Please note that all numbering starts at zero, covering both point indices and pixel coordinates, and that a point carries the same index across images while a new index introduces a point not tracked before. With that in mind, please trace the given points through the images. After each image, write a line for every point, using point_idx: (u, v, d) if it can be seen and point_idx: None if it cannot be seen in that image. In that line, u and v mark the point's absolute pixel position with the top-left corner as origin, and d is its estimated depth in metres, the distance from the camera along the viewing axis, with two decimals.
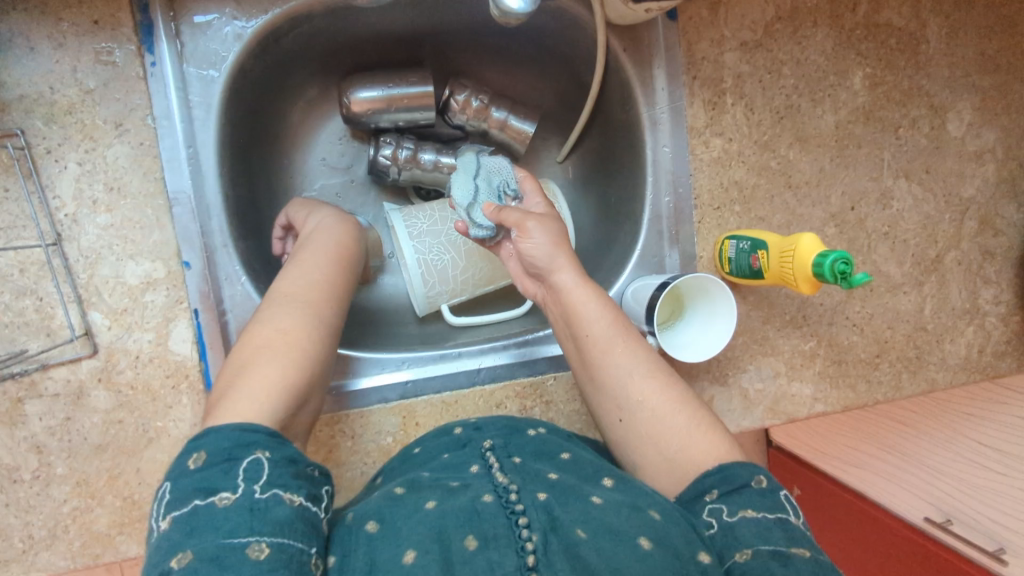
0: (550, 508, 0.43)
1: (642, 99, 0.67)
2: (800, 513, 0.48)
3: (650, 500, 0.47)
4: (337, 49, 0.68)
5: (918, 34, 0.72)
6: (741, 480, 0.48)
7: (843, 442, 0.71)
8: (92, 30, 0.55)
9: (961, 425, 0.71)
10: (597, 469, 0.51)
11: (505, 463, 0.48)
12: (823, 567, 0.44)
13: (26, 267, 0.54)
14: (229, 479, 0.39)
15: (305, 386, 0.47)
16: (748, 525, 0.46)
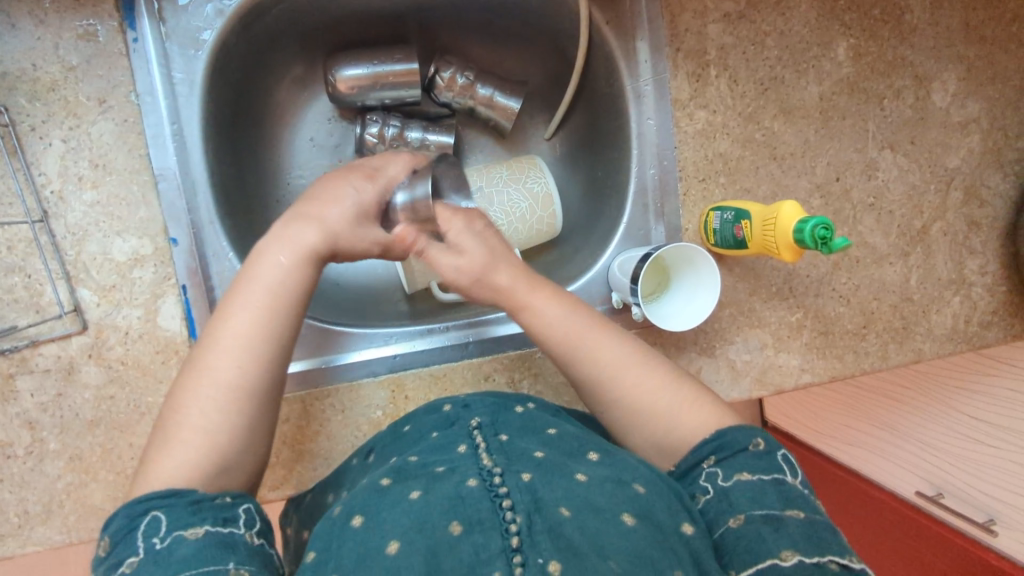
0: (533, 488, 0.45)
1: (626, 72, 0.68)
2: (797, 471, 0.50)
3: (635, 472, 0.49)
4: (322, 23, 0.68)
5: (902, 4, 0.72)
6: (738, 445, 0.50)
7: None
8: (73, 6, 0.56)
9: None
10: (582, 444, 0.53)
11: (491, 443, 0.50)
12: (816, 526, 0.46)
13: (13, 245, 0.56)
14: (130, 546, 0.40)
15: (251, 429, 0.47)
16: (742, 490, 0.48)
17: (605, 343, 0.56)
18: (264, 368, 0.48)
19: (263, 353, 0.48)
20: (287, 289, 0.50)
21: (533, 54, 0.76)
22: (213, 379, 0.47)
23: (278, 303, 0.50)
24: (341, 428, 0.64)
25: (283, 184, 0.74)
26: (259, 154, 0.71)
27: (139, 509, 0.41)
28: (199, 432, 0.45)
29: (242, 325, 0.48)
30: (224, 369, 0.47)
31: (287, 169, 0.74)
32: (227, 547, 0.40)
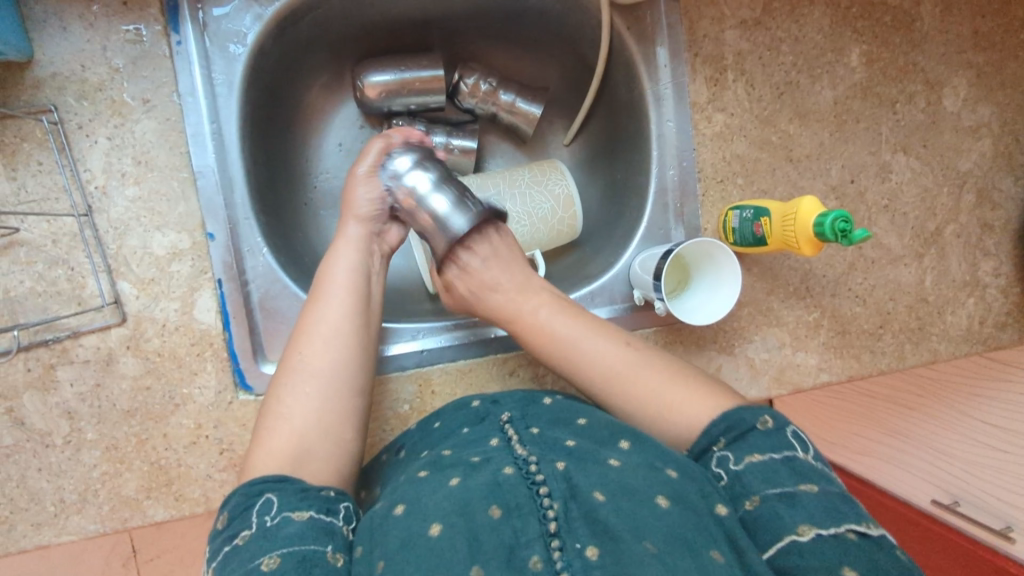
0: (568, 476, 0.46)
1: (646, 76, 0.70)
2: (807, 447, 0.51)
3: (667, 458, 0.49)
4: (352, 29, 0.70)
5: (912, 12, 0.74)
6: (744, 425, 0.51)
7: (854, 431, 0.79)
8: (121, 11, 0.58)
9: (965, 403, 0.75)
10: (613, 432, 0.53)
11: (524, 435, 0.52)
12: (830, 498, 0.47)
13: (58, 239, 0.58)
14: (246, 520, 0.47)
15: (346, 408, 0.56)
16: (753, 471, 0.49)
17: (599, 349, 0.60)
18: (344, 356, 0.57)
19: (342, 341, 0.57)
20: (358, 287, 0.60)
21: (553, 62, 0.79)
22: (303, 366, 0.56)
23: (351, 299, 0.59)
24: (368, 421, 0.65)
25: (311, 186, 0.76)
26: (289, 156, 0.73)
27: (256, 489, 0.49)
28: (299, 412, 0.54)
29: (330, 318, 0.58)
30: (310, 358, 0.56)
31: (314, 172, 0.76)
32: (326, 533, 0.47)
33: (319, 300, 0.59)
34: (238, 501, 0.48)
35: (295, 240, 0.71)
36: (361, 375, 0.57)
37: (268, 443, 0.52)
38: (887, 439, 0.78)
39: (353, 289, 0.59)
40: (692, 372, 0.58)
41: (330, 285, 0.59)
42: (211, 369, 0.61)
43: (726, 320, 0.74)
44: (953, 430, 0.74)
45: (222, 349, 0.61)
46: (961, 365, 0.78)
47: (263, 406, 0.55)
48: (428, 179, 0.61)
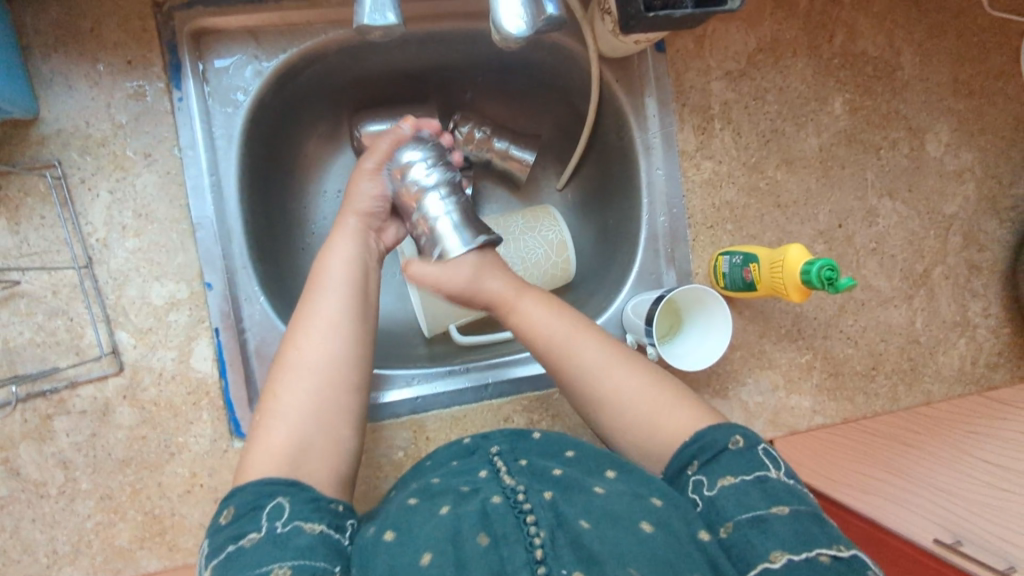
0: (556, 505, 0.48)
1: (635, 125, 0.72)
2: (779, 463, 0.52)
3: (651, 487, 0.51)
4: (349, 82, 0.73)
5: (893, 61, 0.77)
6: (717, 445, 0.53)
7: (848, 465, 0.73)
8: (125, 69, 0.60)
9: (962, 442, 0.72)
10: (601, 462, 0.55)
11: (512, 466, 0.53)
12: (800, 520, 0.47)
13: (58, 289, 0.59)
14: (255, 522, 0.48)
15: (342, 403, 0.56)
16: (727, 495, 0.50)
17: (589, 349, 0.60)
18: (339, 348, 0.57)
19: (337, 334, 0.57)
20: (353, 279, 0.60)
21: (546, 112, 0.81)
22: (296, 358, 0.56)
23: (347, 288, 0.59)
24: (363, 469, 0.65)
25: (309, 232, 0.77)
26: (287, 204, 0.75)
27: (266, 490, 0.49)
28: (294, 407, 0.54)
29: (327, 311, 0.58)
30: (304, 349, 0.56)
31: (311, 219, 0.77)
32: (335, 551, 0.47)
33: (315, 294, 0.59)
34: (244, 502, 0.49)
35: (292, 287, 0.72)
36: (358, 368, 0.57)
37: (264, 442, 0.53)
38: (887, 476, 0.71)
39: (347, 281, 0.59)
40: (673, 382, 0.60)
41: (325, 279, 0.59)
42: (207, 417, 0.61)
43: (719, 363, 0.74)
44: (950, 468, 0.70)
45: (218, 397, 0.61)
46: (961, 405, 0.77)
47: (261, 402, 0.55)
48: (436, 194, 0.63)
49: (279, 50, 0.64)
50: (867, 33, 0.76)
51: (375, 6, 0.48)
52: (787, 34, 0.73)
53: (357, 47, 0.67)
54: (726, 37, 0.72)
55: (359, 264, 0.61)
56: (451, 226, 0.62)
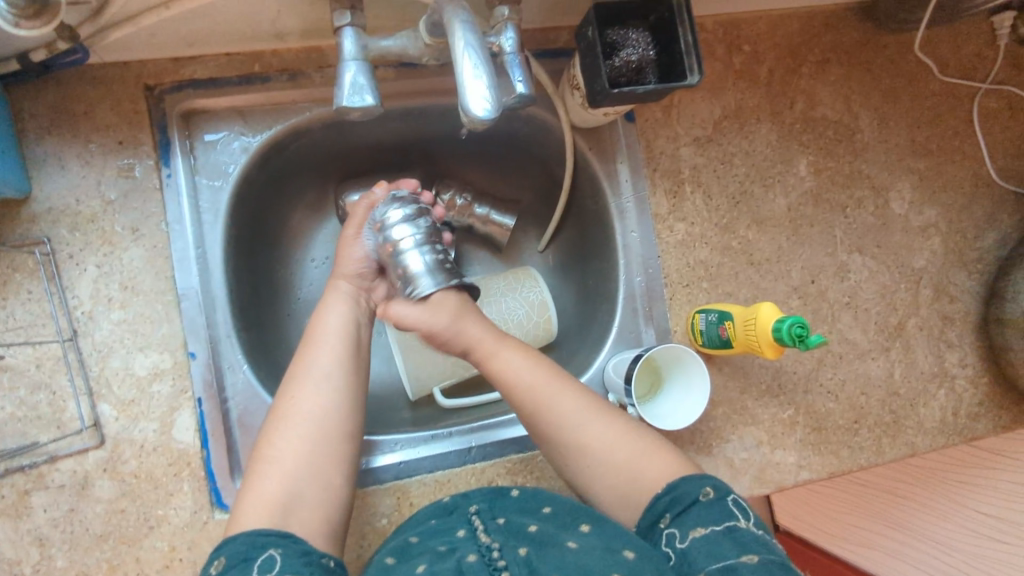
0: (529, 561, 0.50)
1: (609, 190, 0.75)
2: (748, 514, 0.53)
3: (623, 540, 0.52)
4: (333, 154, 0.76)
5: (852, 125, 0.80)
6: (689, 497, 0.54)
7: (849, 522, 0.78)
8: (116, 149, 0.63)
9: (957, 492, 0.78)
10: (576, 517, 0.56)
11: (489, 525, 0.55)
12: (770, 566, 0.48)
13: (42, 363, 0.60)
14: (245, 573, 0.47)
15: (336, 452, 0.57)
16: (698, 546, 0.51)
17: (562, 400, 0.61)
18: (333, 401, 0.58)
19: (332, 386, 0.59)
20: (348, 335, 0.62)
21: (524, 179, 0.84)
22: (292, 409, 0.57)
23: (340, 345, 0.61)
24: (345, 538, 0.64)
25: (294, 299, 0.78)
26: (273, 272, 0.76)
27: (259, 541, 0.49)
28: (287, 454, 0.55)
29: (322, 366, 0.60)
30: (299, 401, 0.58)
31: (296, 286, 0.79)
32: None
33: (312, 347, 0.61)
34: (237, 549, 0.49)
35: (276, 354, 0.72)
36: (352, 420, 0.59)
37: (259, 487, 0.53)
38: (889, 531, 0.78)
39: (342, 336, 0.62)
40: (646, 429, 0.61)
41: (322, 334, 0.62)
42: (188, 489, 0.61)
43: (702, 420, 0.75)
44: (948, 519, 0.78)
45: (199, 468, 0.61)
46: (953, 454, 0.79)
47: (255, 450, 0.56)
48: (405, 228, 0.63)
49: (265, 126, 0.66)
50: (826, 99, 0.80)
51: (354, 89, 0.52)
52: (750, 102, 0.78)
53: (339, 123, 0.70)
54: (692, 105, 0.76)
55: (351, 324, 0.64)
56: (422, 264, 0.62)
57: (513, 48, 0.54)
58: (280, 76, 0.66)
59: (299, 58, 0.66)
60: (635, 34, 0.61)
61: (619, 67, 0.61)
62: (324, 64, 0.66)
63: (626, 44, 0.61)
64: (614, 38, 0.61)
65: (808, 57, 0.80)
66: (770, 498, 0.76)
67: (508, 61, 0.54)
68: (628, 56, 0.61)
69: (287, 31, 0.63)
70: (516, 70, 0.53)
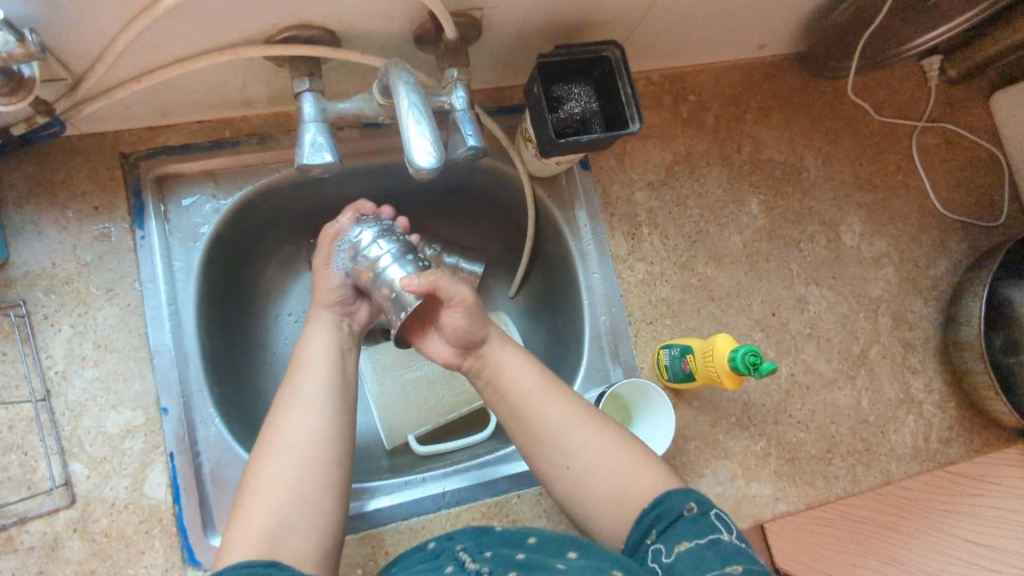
0: None
1: (569, 235, 0.78)
2: (731, 530, 0.55)
3: (612, 560, 0.53)
4: (304, 214, 0.79)
5: (798, 165, 0.85)
6: (674, 512, 0.55)
7: (846, 560, 0.74)
8: (92, 214, 0.66)
9: (947, 522, 0.77)
10: (563, 544, 0.57)
11: (479, 559, 0.55)
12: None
13: (14, 424, 0.61)
14: None
15: (326, 480, 0.56)
16: (684, 559, 0.52)
17: (554, 410, 0.61)
18: (322, 428, 0.58)
19: (320, 413, 0.59)
20: (333, 364, 0.62)
21: (492, 229, 0.87)
22: (280, 438, 0.57)
23: (326, 371, 0.61)
24: None
25: (269, 354, 0.80)
26: (249, 328, 0.78)
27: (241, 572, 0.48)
28: (279, 480, 0.55)
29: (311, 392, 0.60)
30: (286, 429, 0.57)
31: (271, 342, 0.81)
32: None
33: (295, 377, 0.61)
34: None
35: (250, 409, 0.73)
36: (340, 446, 0.58)
37: (245, 517, 0.53)
38: (885, 567, 0.74)
39: (329, 364, 0.62)
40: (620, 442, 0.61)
41: (306, 363, 0.62)
42: (159, 546, 0.60)
43: (675, 456, 0.75)
44: (938, 550, 0.76)
45: (171, 524, 0.61)
46: (929, 482, 0.78)
47: (242, 482, 0.56)
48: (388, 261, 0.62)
49: (236, 188, 0.70)
50: (771, 142, 0.85)
51: (314, 148, 0.55)
52: (699, 147, 0.82)
53: (308, 182, 0.74)
54: (644, 153, 0.81)
55: (336, 355, 0.63)
56: (392, 261, 0.62)
57: (464, 106, 0.58)
58: (249, 140, 0.70)
59: (267, 123, 0.70)
60: (577, 88, 0.66)
61: (564, 118, 0.65)
62: (292, 128, 0.71)
63: (569, 98, 0.66)
64: (558, 93, 0.66)
65: (750, 104, 0.85)
66: (764, 526, 0.74)
67: (459, 118, 0.57)
68: (571, 108, 0.66)
69: (255, 99, 0.67)
70: (467, 125, 0.57)
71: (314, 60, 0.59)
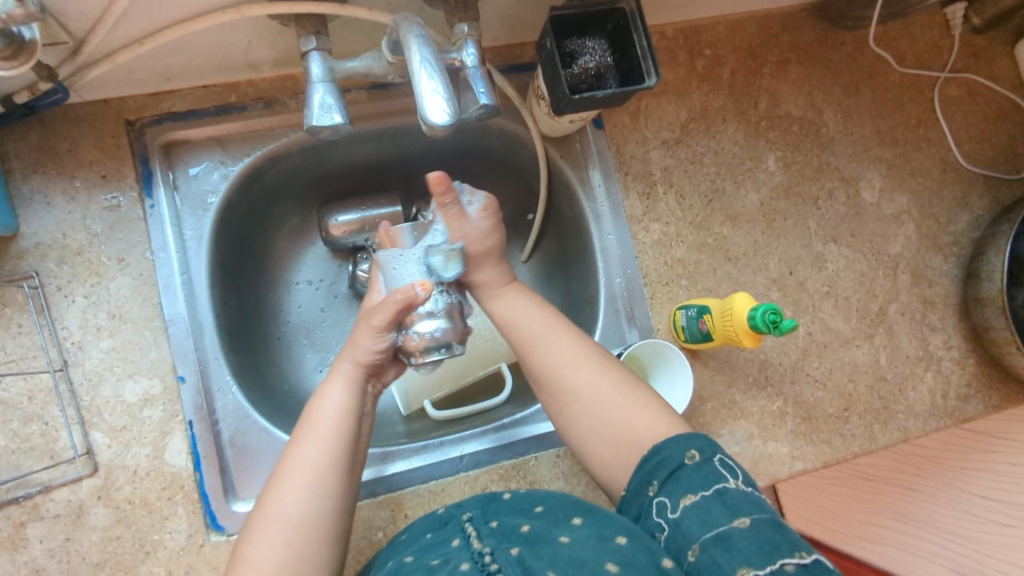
0: (522, 559, 0.50)
1: (583, 196, 0.77)
2: (736, 473, 0.52)
3: (615, 527, 0.53)
4: (314, 180, 0.78)
5: (817, 120, 0.83)
6: (673, 463, 0.53)
7: (856, 518, 0.76)
8: (100, 183, 0.65)
9: (961, 479, 0.78)
10: (567, 511, 0.57)
11: (482, 530, 0.55)
12: (764, 534, 0.47)
13: (34, 395, 0.61)
14: None
15: (322, 557, 0.53)
16: (690, 515, 0.50)
17: (588, 375, 0.60)
18: (324, 503, 0.55)
19: (323, 486, 0.55)
20: (344, 427, 0.58)
21: (503, 193, 0.86)
22: (280, 511, 0.53)
23: (334, 436, 0.57)
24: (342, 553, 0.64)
25: (283, 322, 0.80)
26: (262, 296, 0.78)
27: None
28: (272, 560, 0.52)
29: (317, 459, 0.56)
30: (287, 502, 0.54)
31: (285, 309, 0.81)
32: None
33: (304, 438, 0.57)
34: None
35: (266, 375, 0.73)
36: (340, 519, 0.55)
37: None
38: (896, 523, 0.77)
39: (338, 433, 0.57)
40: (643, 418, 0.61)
41: (314, 426, 0.57)
42: (182, 512, 0.61)
43: (692, 417, 0.75)
44: (956, 508, 0.78)
45: (193, 490, 0.62)
46: (942, 440, 0.78)
47: (237, 548, 0.53)
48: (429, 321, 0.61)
49: (244, 154, 0.69)
50: (789, 97, 0.82)
51: (322, 109, 0.54)
52: (714, 103, 0.80)
53: (317, 146, 0.73)
54: (659, 110, 0.79)
55: (350, 414, 0.59)
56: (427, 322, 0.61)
57: (475, 63, 0.56)
58: (255, 104, 0.68)
59: (273, 87, 0.69)
60: (591, 43, 0.64)
61: (578, 74, 0.64)
62: (298, 91, 0.69)
63: (583, 52, 0.64)
64: (571, 48, 0.64)
65: (767, 58, 0.82)
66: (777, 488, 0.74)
67: (470, 75, 0.56)
68: (586, 63, 0.64)
69: (260, 61, 0.66)
70: (478, 83, 0.55)
71: (319, 18, 0.57)
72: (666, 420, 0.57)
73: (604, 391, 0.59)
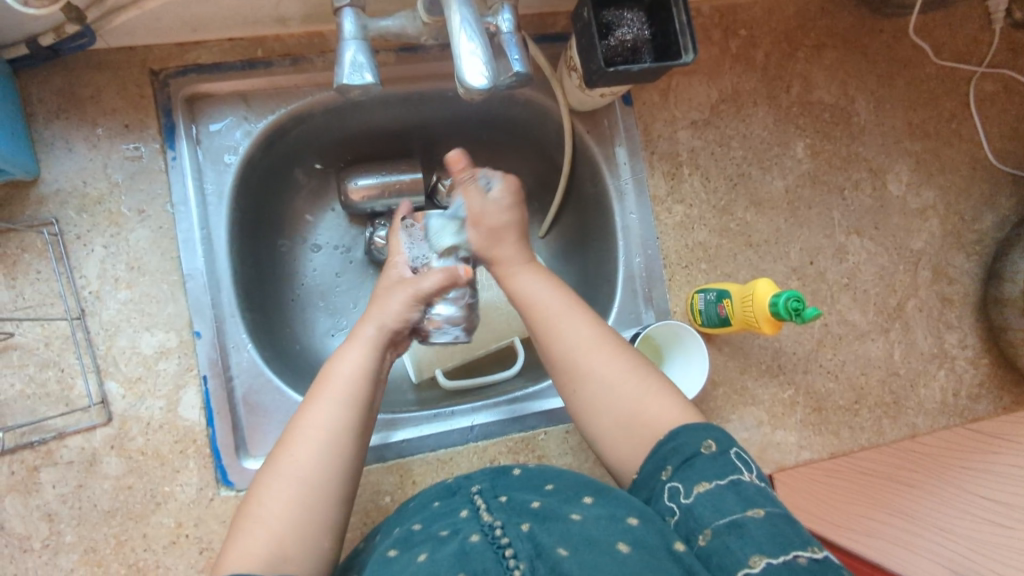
0: (534, 536, 0.49)
1: (608, 172, 0.76)
2: (750, 467, 0.52)
3: (628, 509, 0.52)
4: (335, 142, 0.77)
5: (849, 108, 0.81)
6: (689, 449, 0.53)
7: (852, 510, 0.78)
8: (123, 132, 0.64)
9: (959, 478, 0.80)
10: (578, 491, 0.57)
11: (492, 504, 0.54)
12: (779, 525, 0.47)
13: (50, 342, 0.61)
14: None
15: (328, 519, 0.54)
16: (703, 502, 0.50)
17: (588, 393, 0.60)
18: (334, 464, 0.55)
19: (335, 448, 0.55)
20: (359, 390, 0.58)
21: (525, 166, 0.85)
22: (291, 467, 0.54)
23: (351, 402, 0.58)
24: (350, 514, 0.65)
25: (299, 284, 0.80)
26: (279, 257, 0.78)
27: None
28: (281, 514, 0.52)
29: (332, 420, 0.56)
30: (298, 459, 0.54)
31: (301, 271, 0.80)
32: None
33: (320, 401, 0.57)
34: None
35: (280, 336, 0.73)
36: (349, 480, 0.56)
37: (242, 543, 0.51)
38: (889, 519, 0.79)
39: (353, 397, 0.58)
40: None
41: (332, 389, 0.58)
42: (193, 466, 0.61)
43: (703, 401, 0.75)
44: (947, 505, 0.79)
45: (205, 445, 0.62)
46: (946, 440, 0.77)
47: (245, 504, 0.54)
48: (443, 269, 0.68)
49: (268, 112, 0.68)
50: (822, 83, 0.81)
51: (354, 68, 0.53)
52: (746, 85, 0.79)
53: (343, 108, 0.72)
54: (689, 90, 0.77)
55: (366, 380, 0.59)
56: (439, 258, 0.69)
57: (511, 29, 0.55)
58: (282, 61, 0.67)
59: (301, 43, 0.67)
60: (629, 14, 0.63)
61: (614, 46, 0.62)
62: (326, 48, 0.68)
63: (620, 23, 0.63)
64: (609, 18, 0.63)
65: (804, 42, 0.81)
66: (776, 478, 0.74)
67: (505, 41, 0.55)
68: (623, 35, 0.63)
69: (290, 16, 0.65)
70: (513, 49, 0.54)
71: None
72: (682, 405, 0.58)
73: (616, 371, 0.59)
